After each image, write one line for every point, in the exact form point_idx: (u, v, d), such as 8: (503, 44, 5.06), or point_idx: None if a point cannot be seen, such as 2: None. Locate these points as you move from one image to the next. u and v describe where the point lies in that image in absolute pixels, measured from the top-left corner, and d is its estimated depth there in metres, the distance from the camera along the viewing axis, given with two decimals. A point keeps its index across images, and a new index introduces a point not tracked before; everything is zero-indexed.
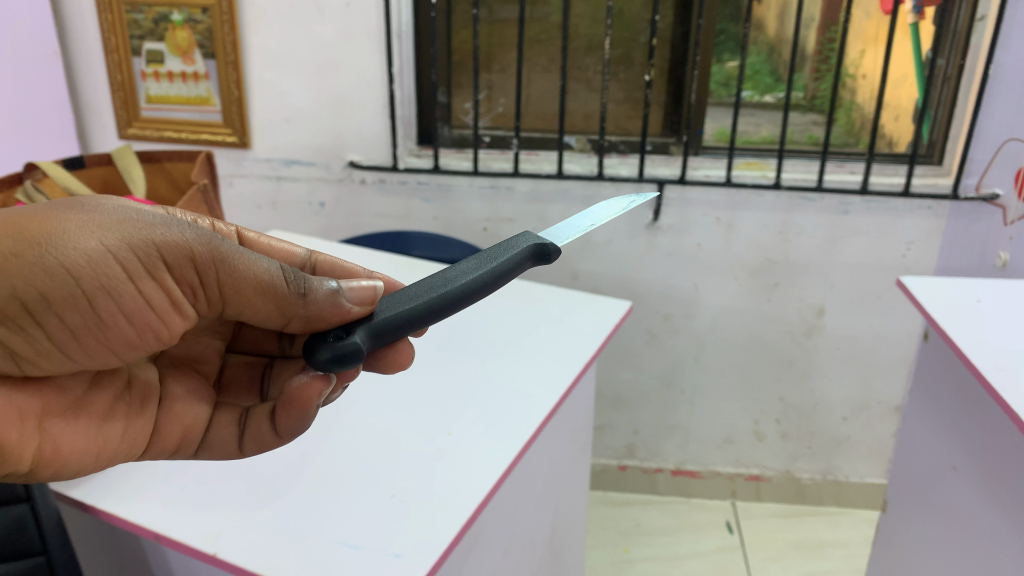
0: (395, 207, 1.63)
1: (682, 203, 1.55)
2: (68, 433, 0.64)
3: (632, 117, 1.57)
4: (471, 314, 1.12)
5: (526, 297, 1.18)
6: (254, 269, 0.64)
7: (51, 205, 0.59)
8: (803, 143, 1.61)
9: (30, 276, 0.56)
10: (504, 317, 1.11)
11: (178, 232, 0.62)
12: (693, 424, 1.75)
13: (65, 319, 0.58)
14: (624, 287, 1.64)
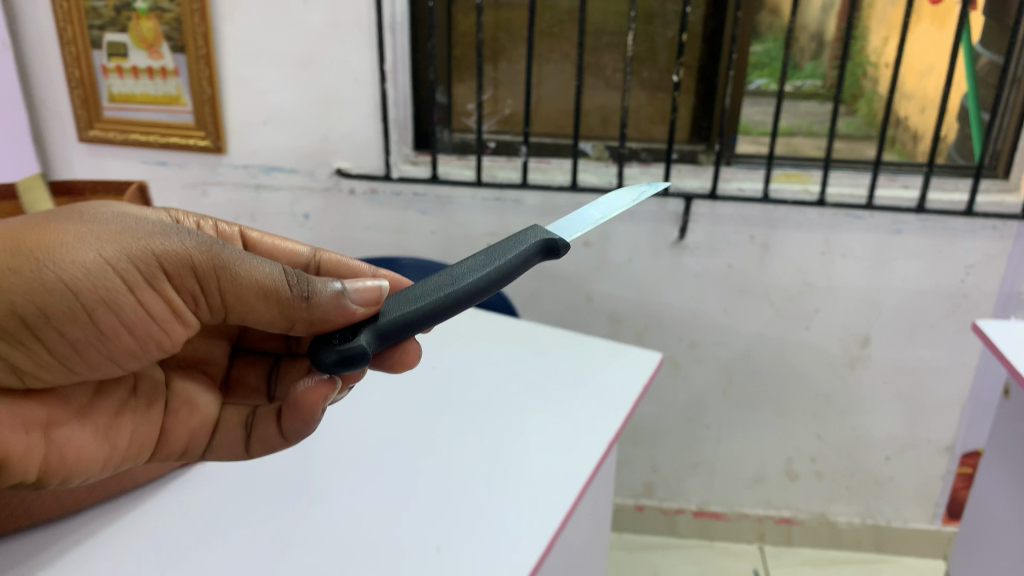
0: (389, 219, 1.45)
1: (712, 219, 1.37)
2: (74, 441, 0.66)
3: (656, 122, 1.39)
4: (470, 373, 0.95)
5: (534, 348, 1.01)
6: (255, 274, 0.66)
7: (51, 221, 0.62)
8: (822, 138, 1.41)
9: (34, 290, 0.59)
10: (510, 377, 0.94)
11: (177, 242, 0.65)
12: (719, 461, 1.58)
13: (70, 331, 0.62)
14: (644, 311, 1.47)
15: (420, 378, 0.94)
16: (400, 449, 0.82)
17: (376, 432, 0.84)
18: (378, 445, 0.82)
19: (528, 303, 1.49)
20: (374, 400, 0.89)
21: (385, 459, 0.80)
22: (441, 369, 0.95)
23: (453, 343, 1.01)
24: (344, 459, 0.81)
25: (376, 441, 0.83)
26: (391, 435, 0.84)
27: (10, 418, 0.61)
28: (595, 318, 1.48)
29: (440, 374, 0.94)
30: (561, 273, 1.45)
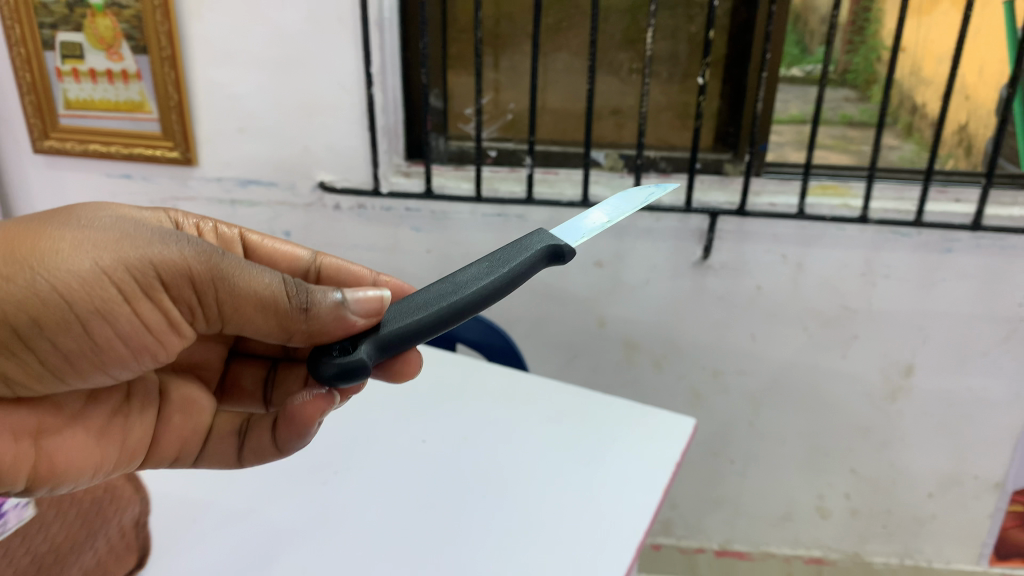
0: (378, 237, 1.31)
1: (739, 237, 1.22)
2: (63, 448, 0.67)
3: (677, 127, 1.24)
4: (467, 451, 0.80)
5: (543, 415, 0.86)
6: (253, 284, 0.64)
7: (47, 225, 0.60)
8: (835, 125, 1.30)
9: (26, 301, 0.57)
10: (514, 455, 0.79)
11: (173, 249, 0.63)
12: (743, 495, 1.45)
13: (62, 341, 0.61)
14: (663, 338, 1.32)
15: (409, 459, 0.79)
16: (378, 555, 0.67)
17: (352, 532, 0.69)
18: (351, 552, 0.67)
19: (534, 330, 1.35)
20: (351, 490, 0.75)
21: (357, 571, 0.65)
22: (435, 448, 0.81)
23: (448, 411, 0.87)
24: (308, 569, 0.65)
25: (350, 544, 0.68)
26: (370, 537, 0.69)
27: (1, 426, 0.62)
28: (608, 346, 1.34)
29: (433, 452, 0.80)
30: (571, 295, 1.31)
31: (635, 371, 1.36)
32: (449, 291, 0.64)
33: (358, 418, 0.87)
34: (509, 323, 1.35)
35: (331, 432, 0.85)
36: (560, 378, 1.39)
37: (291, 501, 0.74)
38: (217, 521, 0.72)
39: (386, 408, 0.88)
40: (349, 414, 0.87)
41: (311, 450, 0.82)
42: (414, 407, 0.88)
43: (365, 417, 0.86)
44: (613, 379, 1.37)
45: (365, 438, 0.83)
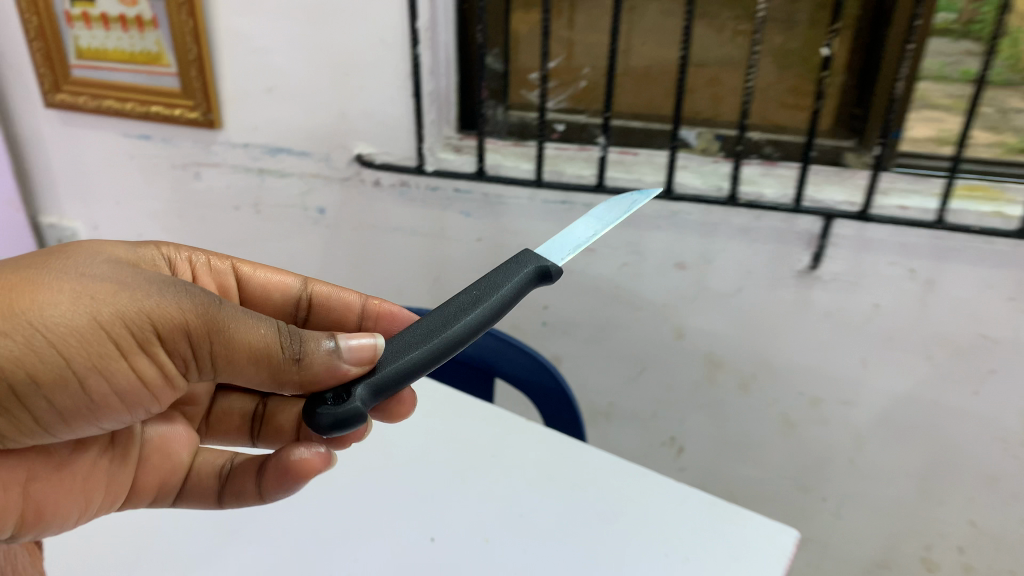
0: (422, 220, 1.12)
1: (857, 245, 0.98)
2: (51, 499, 0.56)
3: (789, 105, 1.00)
4: (484, 563, 0.61)
5: (590, 507, 0.66)
6: (247, 333, 0.52)
7: (36, 270, 0.49)
8: (953, 83, 0.96)
9: (17, 357, 0.47)
10: (543, 573, 0.60)
11: (163, 293, 0.51)
12: (833, 537, 1.24)
13: (54, 398, 0.49)
14: (753, 356, 1.11)
15: (404, 565, 0.61)
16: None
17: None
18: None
19: (600, 337, 1.16)
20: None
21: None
22: (440, 552, 0.62)
23: (466, 494, 0.68)
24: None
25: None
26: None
27: None
28: (685, 361, 1.14)
29: (437, 557, 0.61)
30: (644, 301, 1.10)
31: (717, 390, 1.16)
32: (449, 319, 0.54)
33: (354, 491, 0.69)
34: (571, 327, 1.16)
35: (317, 507, 0.67)
36: (626, 392, 1.20)
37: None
38: None
39: (392, 477, 0.70)
40: (346, 484, 0.70)
41: (285, 535, 0.64)
42: (426, 478, 0.70)
43: (362, 495, 0.68)
44: (689, 397, 1.17)
45: (358, 525, 0.65)
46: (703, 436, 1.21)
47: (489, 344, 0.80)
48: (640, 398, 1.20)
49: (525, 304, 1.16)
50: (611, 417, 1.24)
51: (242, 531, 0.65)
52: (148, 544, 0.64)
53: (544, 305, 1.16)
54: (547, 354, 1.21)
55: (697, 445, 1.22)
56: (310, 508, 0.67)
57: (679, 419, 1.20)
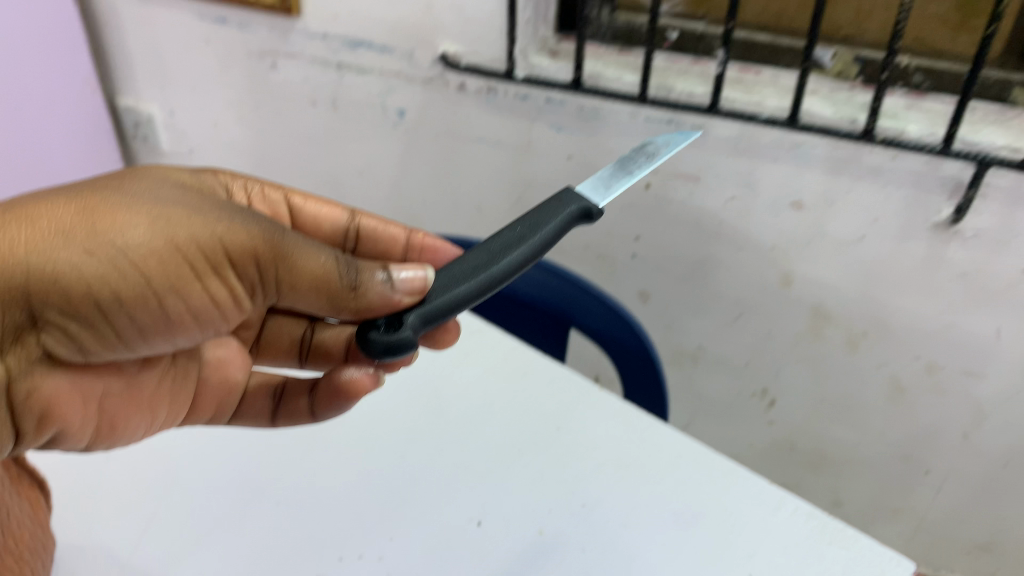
0: (509, 132, 1.01)
1: (1012, 199, 0.81)
2: (124, 414, 0.50)
3: (952, 25, 0.85)
4: (534, 522, 0.51)
5: (671, 462, 0.54)
6: (309, 261, 0.47)
7: (106, 187, 0.43)
8: None
9: (103, 275, 0.41)
10: (605, 543, 0.49)
11: (225, 215, 0.45)
12: (930, 512, 1.13)
13: (134, 321, 0.44)
14: (868, 313, 0.98)
15: (441, 514, 0.51)
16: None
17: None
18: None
19: (696, 275, 1.04)
20: (331, 564, 0.48)
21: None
22: (484, 502, 0.52)
23: (525, 431, 0.57)
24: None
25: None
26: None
27: (67, 396, 0.45)
28: (789, 310, 1.02)
29: (480, 508, 0.51)
30: (750, 241, 0.98)
31: (821, 345, 1.04)
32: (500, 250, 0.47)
33: (396, 415, 0.58)
34: (664, 262, 1.05)
35: (351, 428, 0.57)
36: (719, 336, 1.10)
37: (239, 558, 0.48)
38: (137, 561, 0.48)
39: (443, 402, 0.59)
40: (388, 405, 0.59)
41: (312, 457, 0.55)
42: (481, 407, 0.59)
43: (403, 418, 0.58)
44: (789, 349, 1.06)
45: (395, 455, 0.55)
46: (799, 391, 1.10)
47: (566, 292, 0.70)
48: (734, 344, 1.09)
49: (614, 233, 1.06)
50: (699, 360, 1.14)
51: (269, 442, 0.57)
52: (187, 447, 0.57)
53: (635, 236, 1.04)
54: (634, 288, 1.11)
55: (790, 400, 1.12)
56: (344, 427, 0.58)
57: (774, 370, 1.09)
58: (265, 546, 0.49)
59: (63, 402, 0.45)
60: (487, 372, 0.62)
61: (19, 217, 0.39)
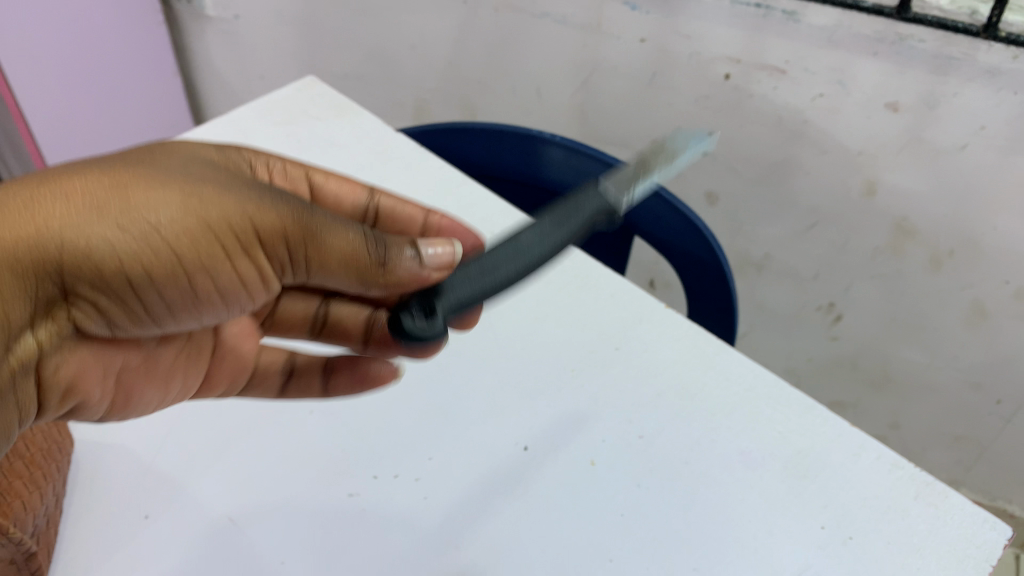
0: (577, 8, 0.92)
1: None
2: (140, 391, 0.44)
3: None
4: (586, 450, 0.46)
5: (739, 394, 0.49)
6: (339, 237, 0.38)
7: (130, 162, 0.37)
8: None
9: (121, 254, 0.34)
10: (663, 478, 0.45)
11: (258, 191, 0.38)
12: (998, 443, 1.06)
13: (157, 297, 0.37)
14: (954, 233, 0.87)
15: (484, 434, 0.47)
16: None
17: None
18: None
19: (771, 178, 0.95)
20: (364, 480, 0.44)
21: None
22: (532, 424, 0.48)
23: (582, 349, 0.52)
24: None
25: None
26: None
27: (86, 369, 0.40)
28: (870, 222, 0.93)
29: (527, 430, 0.47)
30: (834, 144, 0.88)
31: (899, 261, 0.94)
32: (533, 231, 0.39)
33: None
34: (736, 162, 0.96)
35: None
36: (788, 246, 1.01)
37: (267, 465, 0.45)
38: (159, 461, 0.45)
39: (492, 310, 0.54)
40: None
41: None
42: (533, 320, 0.54)
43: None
44: (863, 264, 0.97)
45: (438, 366, 0.51)
46: (869, 309, 1.02)
47: (634, 193, 0.63)
48: (804, 256, 1.01)
49: (683, 127, 0.96)
50: (764, 270, 1.07)
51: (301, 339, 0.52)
52: None
53: (707, 133, 0.95)
54: (701, 189, 1.02)
55: (858, 318, 1.04)
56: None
57: (844, 284, 1.01)
58: (294, 454, 0.45)
59: (76, 380, 0.39)
60: (541, 282, 0.56)
61: (41, 192, 0.34)
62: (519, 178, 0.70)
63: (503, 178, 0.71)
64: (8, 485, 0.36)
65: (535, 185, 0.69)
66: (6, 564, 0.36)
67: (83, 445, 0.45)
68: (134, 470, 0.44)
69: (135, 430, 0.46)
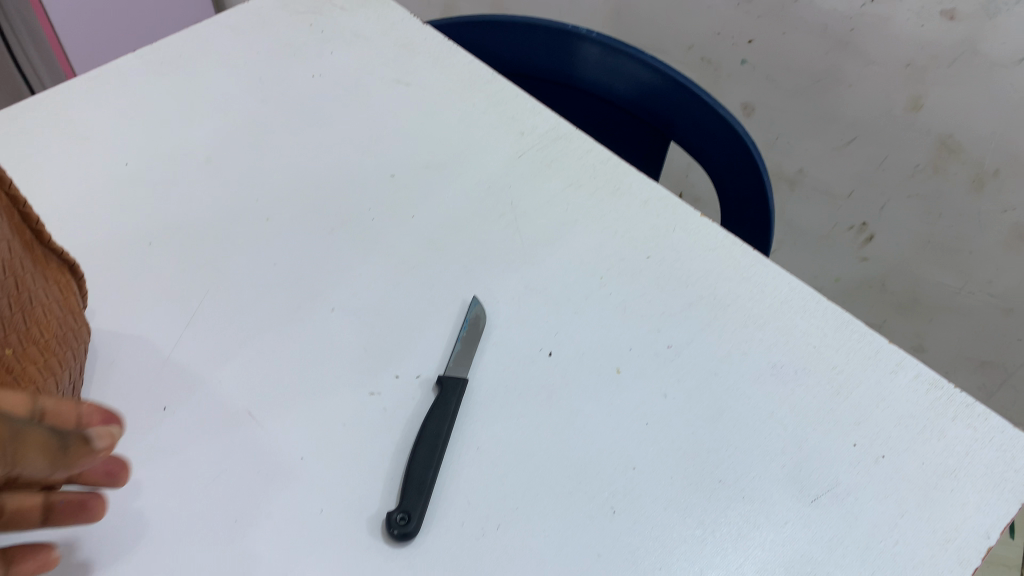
0: None
1: None
2: None
3: None
4: (612, 357, 0.45)
5: (773, 307, 0.47)
6: (35, 431, 0.29)
7: None
8: None
9: None
10: (691, 389, 0.44)
11: None
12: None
13: None
14: (1002, 151, 0.82)
15: (507, 339, 0.46)
16: (338, 555, 0.37)
17: (333, 479, 0.39)
18: (302, 533, 0.37)
19: (812, 90, 0.91)
20: (385, 380, 0.44)
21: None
22: (557, 329, 0.46)
23: (611, 255, 0.50)
24: (217, 540, 0.37)
25: (310, 518, 0.38)
26: (355, 503, 0.38)
27: None
28: (912, 139, 0.88)
29: (552, 336, 0.46)
30: (882, 55, 0.83)
31: (939, 181, 0.90)
32: (452, 426, 0.41)
33: (467, 223, 0.52)
34: (776, 72, 0.92)
35: (414, 233, 0.51)
36: (825, 161, 0.97)
37: (287, 362, 0.44)
38: (176, 353, 0.44)
39: (520, 213, 0.52)
40: (458, 212, 0.52)
41: (370, 258, 0.49)
42: (562, 225, 0.52)
43: (475, 228, 0.51)
44: (901, 182, 0.93)
45: (463, 270, 0.49)
46: (904, 229, 0.98)
47: (673, 96, 0.60)
48: (840, 172, 0.97)
49: (723, 33, 0.92)
50: (797, 185, 1.03)
51: (323, 236, 0.50)
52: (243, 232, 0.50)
53: (747, 39, 0.91)
54: (738, 99, 0.98)
55: (891, 237, 1.00)
56: (406, 228, 0.51)
57: (880, 202, 0.97)
58: (315, 350, 0.44)
59: None
60: (571, 186, 0.54)
61: None
62: (551, 77, 0.67)
63: (535, 77, 0.68)
64: (22, 372, 0.35)
65: (569, 85, 0.66)
66: None
67: (101, 334, 0.44)
68: (151, 361, 0.43)
69: (152, 321, 0.45)
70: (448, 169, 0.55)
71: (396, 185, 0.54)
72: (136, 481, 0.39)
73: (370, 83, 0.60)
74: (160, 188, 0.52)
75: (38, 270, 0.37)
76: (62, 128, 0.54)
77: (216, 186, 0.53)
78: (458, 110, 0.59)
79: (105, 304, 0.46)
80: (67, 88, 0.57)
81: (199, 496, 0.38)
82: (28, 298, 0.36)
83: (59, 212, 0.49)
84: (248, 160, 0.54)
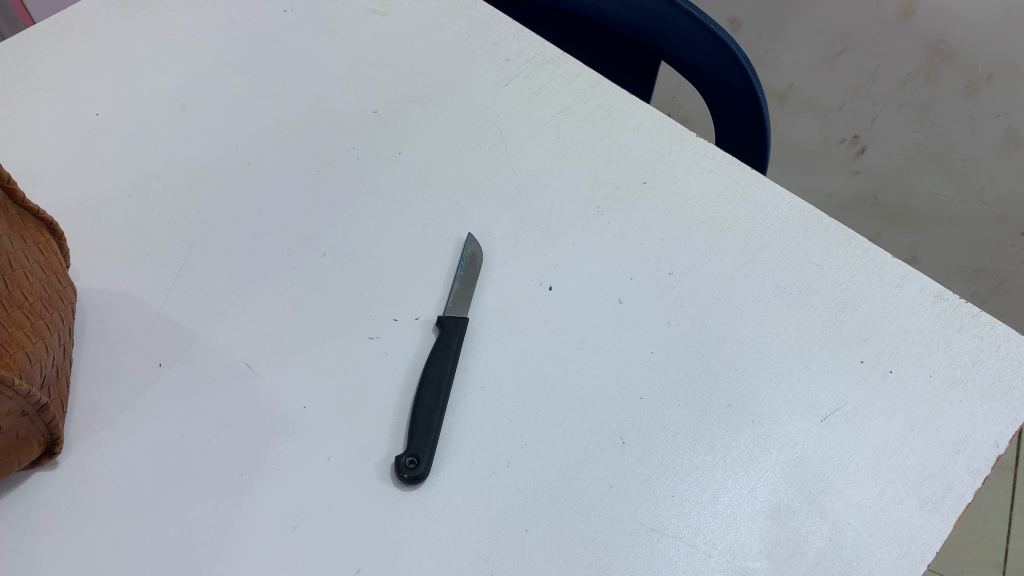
0: None
1: None
2: None
3: None
4: (612, 288, 0.44)
5: (775, 227, 0.46)
6: None
7: None
8: None
9: None
10: (695, 316, 0.43)
11: None
12: (1015, 277, 1.03)
13: None
14: (997, 53, 0.80)
15: (505, 276, 0.45)
16: (347, 502, 0.36)
17: (339, 425, 0.39)
18: (311, 482, 0.37)
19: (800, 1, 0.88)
20: (385, 323, 0.43)
21: (288, 545, 0.35)
22: (557, 263, 0.45)
23: (606, 184, 0.49)
24: (225, 494, 0.36)
25: (317, 467, 0.37)
26: (362, 450, 0.38)
27: None
28: (904, 46, 0.86)
29: (552, 270, 0.45)
30: None
31: (932, 88, 0.88)
32: (455, 368, 0.41)
33: (457, 158, 0.50)
34: None
35: (402, 170, 0.49)
36: (814, 75, 0.95)
37: (282, 310, 0.43)
38: (166, 308, 0.43)
39: (510, 144, 0.51)
40: (447, 145, 0.51)
41: (360, 200, 0.48)
42: (555, 155, 0.50)
43: (465, 162, 0.50)
44: (892, 92, 0.91)
45: (456, 207, 0.48)
46: (896, 139, 0.96)
47: (661, 15, 0.58)
48: (831, 85, 0.95)
49: None
50: (787, 100, 1.00)
51: (308, 179, 0.49)
52: (224, 178, 0.48)
53: None
54: (724, 15, 0.95)
55: (883, 149, 0.98)
56: (394, 166, 0.50)
57: (872, 113, 0.95)
58: (309, 298, 0.43)
59: None
60: (562, 113, 0.52)
61: None
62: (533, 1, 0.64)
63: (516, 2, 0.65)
64: (9, 337, 0.33)
65: (552, 8, 0.64)
66: (19, 419, 0.33)
67: (88, 293, 0.43)
68: (142, 317, 0.42)
69: (139, 276, 0.44)
70: (433, 102, 0.53)
71: (380, 122, 0.52)
72: (135, 437, 0.38)
73: (345, 15, 0.58)
74: (135, 138, 0.50)
75: (14, 231, 0.36)
76: (26, 80, 0.52)
77: (192, 132, 0.51)
78: (440, 39, 0.56)
79: (89, 262, 0.44)
80: (27, 36, 0.54)
81: (202, 452, 0.38)
82: (7, 261, 0.34)
83: (31, 170, 0.47)
84: (224, 103, 0.52)
